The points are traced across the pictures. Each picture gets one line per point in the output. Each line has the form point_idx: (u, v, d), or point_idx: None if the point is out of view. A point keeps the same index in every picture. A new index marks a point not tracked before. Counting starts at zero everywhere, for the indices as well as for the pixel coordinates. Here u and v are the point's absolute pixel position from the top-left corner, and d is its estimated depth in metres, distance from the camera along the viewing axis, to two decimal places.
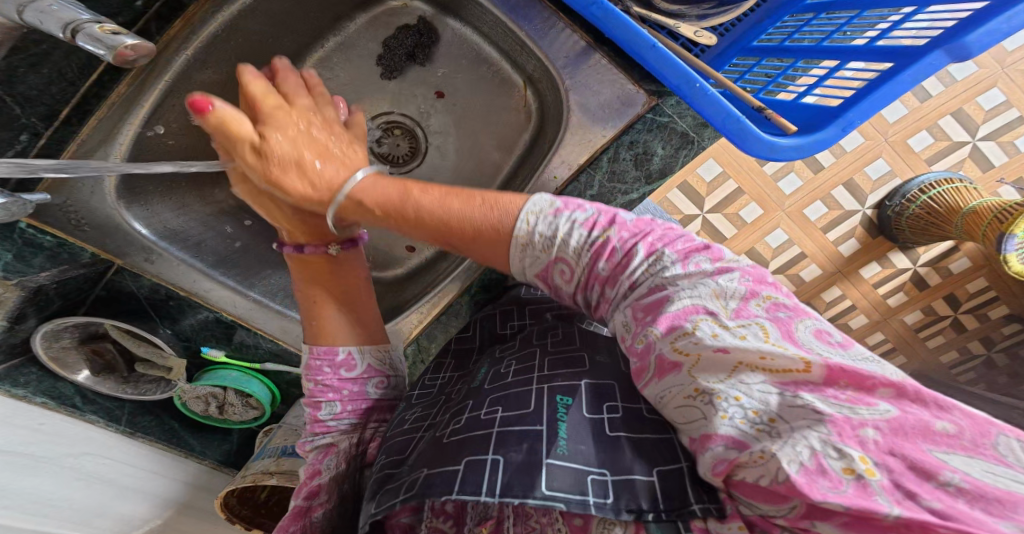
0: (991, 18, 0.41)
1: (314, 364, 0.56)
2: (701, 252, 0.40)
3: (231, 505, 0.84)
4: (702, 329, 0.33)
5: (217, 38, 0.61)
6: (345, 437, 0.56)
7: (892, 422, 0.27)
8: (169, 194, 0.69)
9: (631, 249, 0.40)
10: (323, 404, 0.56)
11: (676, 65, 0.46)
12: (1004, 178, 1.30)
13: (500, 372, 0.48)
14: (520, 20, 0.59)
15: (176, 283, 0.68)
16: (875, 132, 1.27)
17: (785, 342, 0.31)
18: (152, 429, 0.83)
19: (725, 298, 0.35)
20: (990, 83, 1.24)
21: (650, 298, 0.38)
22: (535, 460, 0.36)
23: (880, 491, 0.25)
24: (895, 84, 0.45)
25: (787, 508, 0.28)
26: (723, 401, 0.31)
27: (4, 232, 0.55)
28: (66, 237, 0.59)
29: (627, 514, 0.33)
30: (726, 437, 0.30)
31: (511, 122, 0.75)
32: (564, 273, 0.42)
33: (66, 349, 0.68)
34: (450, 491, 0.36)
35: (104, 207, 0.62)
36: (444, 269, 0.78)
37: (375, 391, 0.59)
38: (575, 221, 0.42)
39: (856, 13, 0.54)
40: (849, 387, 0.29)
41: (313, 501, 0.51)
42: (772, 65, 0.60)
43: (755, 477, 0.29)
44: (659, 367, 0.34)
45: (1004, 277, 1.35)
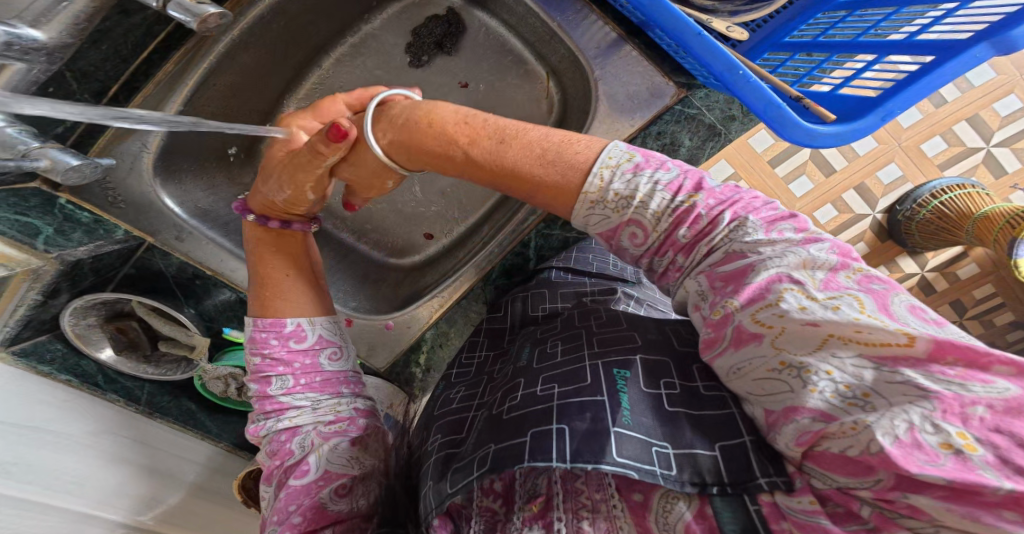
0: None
1: (258, 340, 0.53)
2: (786, 220, 0.41)
3: (248, 487, 0.84)
4: (788, 300, 0.33)
5: (260, 22, 0.62)
6: (306, 418, 0.51)
7: (1010, 401, 0.26)
8: (201, 174, 0.72)
9: (717, 216, 0.41)
10: (273, 378, 0.52)
11: (722, 54, 0.47)
12: (1018, 184, 1.30)
13: (547, 352, 0.50)
14: (553, 11, 0.60)
15: (202, 262, 0.68)
16: (889, 137, 1.28)
17: (880, 314, 0.31)
18: (170, 410, 0.85)
19: (814, 269, 0.35)
20: (1008, 89, 1.25)
21: (728, 267, 0.38)
22: (600, 428, 0.37)
23: (984, 465, 0.26)
24: (936, 77, 0.46)
25: (872, 481, 0.29)
26: (814, 375, 0.31)
27: (45, 208, 0.57)
28: (102, 213, 0.61)
29: (692, 486, 0.35)
30: (815, 410, 0.31)
31: (533, 113, 0.75)
32: (635, 235, 0.43)
33: (91, 327, 0.71)
34: (521, 460, 0.37)
35: (141, 186, 0.64)
36: (462, 256, 0.79)
37: (330, 362, 0.55)
38: (658, 179, 0.43)
39: (892, 10, 0.55)
40: (959, 363, 0.28)
41: (303, 479, 0.48)
42: (803, 60, 0.63)
43: (841, 447, 0.30)
44: (735, 338, 0.35)
45: (1012, 284, 1.36)
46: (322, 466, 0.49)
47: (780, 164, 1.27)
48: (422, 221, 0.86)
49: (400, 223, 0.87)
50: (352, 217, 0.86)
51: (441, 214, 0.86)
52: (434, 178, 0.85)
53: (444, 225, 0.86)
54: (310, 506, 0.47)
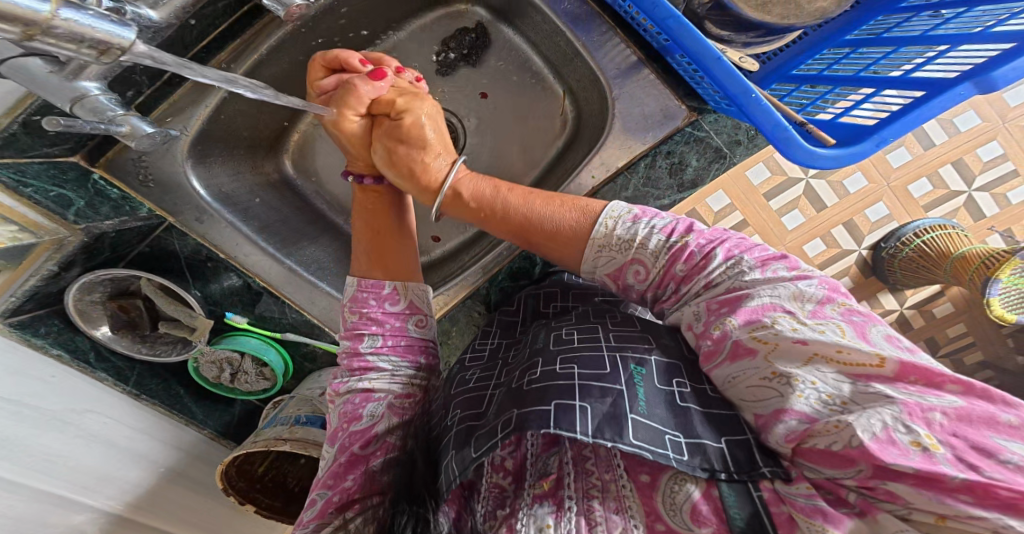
0: (1013, 59, 0.47)
1: (358, 299, 0.60)
2: (779, 262, 0.48)
3: (230, 475, 0.84)
4: (781, 323, 0.41)
5: (311, 20, 0.64)
6: (383, 384, 0.57)
7: (959, 410, 0.32)
8: (229, 160, 0.74)
9: (709, 253, 0.49)
10: (366, 336, 0.59)
11: (738, 77, 0.51)
12: (994, 227, 1.37)
13: (563, 337, 0.53)
14: (579, 31, 0.63)
15: (217, 245, 0.70)
16: (878, 176, 1.34)
17: (859, 340, 0.39)
18: (157, 393, 0.83)
19: (803, 301, 0.43)
20: (991, 136, 1.32)
21: (725, 294, 0.46)
22: (619, 412, 0.41)
23: (944, 460, 0.31)
24: (926, 110, 0.51)
25: (854, 471, 0.34)
26: (800, 383, 0.38)
27: (80, 181, 0.58)
28: (129, 191, 0.62)
29: (702, 472, 0.38)
30: (801, 412, 0.37)
31: (547, 128, 0.79)
32: (639, 272, 0.52)
33: (93, 303, 0.69)
34: (546, 425, 0.40)
35: (173, 167, 0.65)
36: (467, 259, 0.82)
37: (416, 329, 0.62)
38: (655, 225, 0.52)
39: (893, 49, 0.62)
40: (918, 381, 0.35)
41: (365, 446, 0.52)
42: (807, 92, 0.68)
43: (826, 443, 0.35)
44: (733, 351, 0.42)
45: (982, 324, 1.42)
46: (381, 433, 0.53)
47: (775, 198, 1.32)
48: (430, 224, 0.88)
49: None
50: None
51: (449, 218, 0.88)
52: None
53: (452, 228, 0.88)
54: (364, 471, 0.50)
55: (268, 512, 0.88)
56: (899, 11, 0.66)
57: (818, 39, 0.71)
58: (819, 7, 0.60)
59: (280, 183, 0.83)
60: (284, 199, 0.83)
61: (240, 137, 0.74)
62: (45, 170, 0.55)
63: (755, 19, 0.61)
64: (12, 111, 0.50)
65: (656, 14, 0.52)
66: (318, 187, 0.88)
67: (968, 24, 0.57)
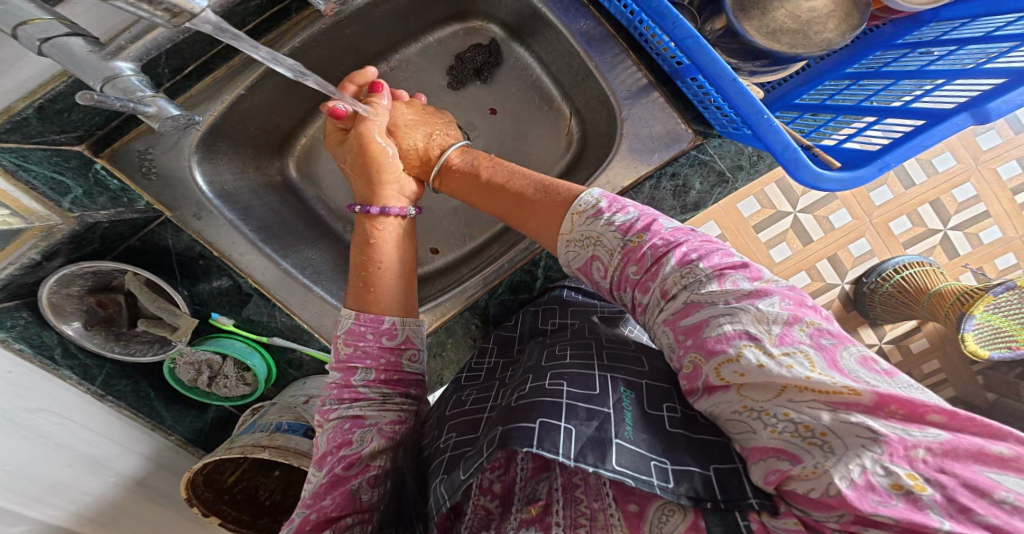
0: (1005, 93, 0.50)
1: (355, 331, 0.55)
2: (738, 270, 0.43)
3: (197, 483, 0.77)
4: (747, 356, 0.36)
5: (335, 24, 0.64)
6: (374, 411, 0.53)
7: (945, 444, 0.31)
8: (234, 157, 0.74)
9: (662, 256, 0.45)
10: (359, 369, 0.54)
11: (750, 98, 0.52)
12: (968, 265, 1.42)
13: (556, 353, 0.53)
14: (593, 51, 0.65)
15: (212, 243, 0.69)
16: (862, 213, 1.38)
17: (829, 370, 0.34)
18: (126, 395, 0.77)
19: (769, 325, 0.37)
20: (965, 177, 1.38)
21: (687, 319, 0.41)
22: (604, 437, 0.40)
23: (932, 505, 0.30)
24: (927, 137, 0.53)
25: (835, 517, 0.32)
26: (772, 417, 0.35)
27: (82, 170, 0.60)
28: (130, 183, 0.64)
29: (687, 499, 0.37)
30: (778, 449, 0.34)
31: (552, 146, 0.80)
32: (600, 269, 0.49)
33: (70, 297, 0.66)
34: (529, 444, 0.39)
35: (178, 162, 0.66)
36: (465, 272, 0.81)
37: (409, 364, 0.58)
38: (615, 221, 0.48)
39: (891, 82, 0.65)
40: (901, 410, 0.32)
41: (348, 469, 0.49)
42: (810, 119, 0.71)
43: (805, 489, 0.33)
44: (706, 389, 0.39)
45: (955, 362, 1.46)
46: (366, 460, 0.50)
47: (764, 230, 1.36)
48: (429, 236, 0.88)
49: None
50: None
51: (448, 231, 0.88)
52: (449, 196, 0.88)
53: (450, 242, 0.88)
54: (344, 494, 0.47)
55: (234, 526, 0.82)
56: (895, 48, 0.71)
57: (820, 71, 0.76)
58: (825, 39, 0.62)
59: (283, 186, 0.83)
60: (284, 201, 0.82)
61: (246, 137, 0.74)
62: (46, 157, 0.55)
63: (765, 48, 0.63)
64: (30, 95, 0.49)
65: (675, 34, 0.53)
66: (318, 193, 0.87)
67: (958, 61, 0.60)
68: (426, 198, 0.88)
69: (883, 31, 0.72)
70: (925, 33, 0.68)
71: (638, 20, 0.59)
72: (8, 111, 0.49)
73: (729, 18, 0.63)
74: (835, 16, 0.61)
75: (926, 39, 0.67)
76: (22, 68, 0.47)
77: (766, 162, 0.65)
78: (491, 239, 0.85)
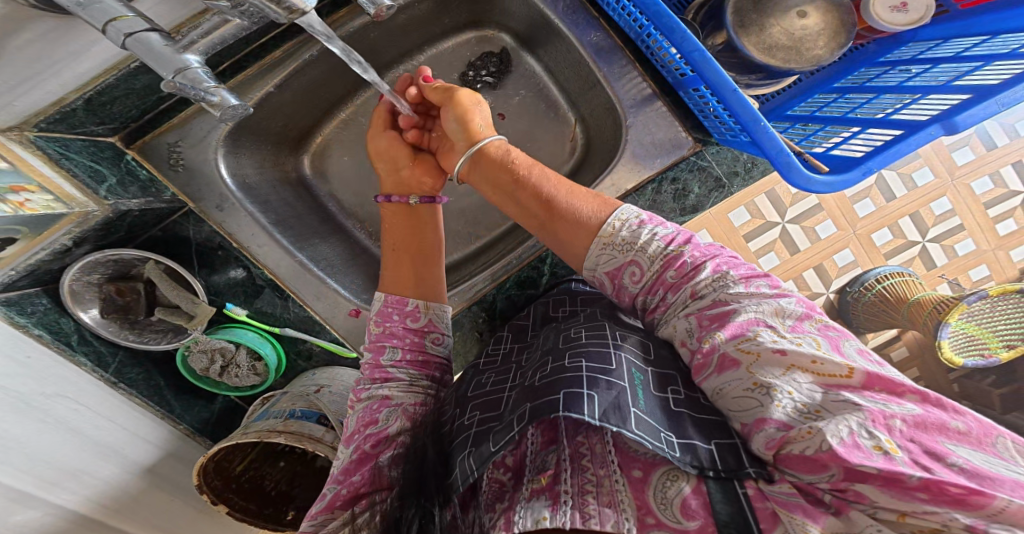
0: (972, 106, 0.56)
1: (383, 313, 0.62)
2: (763, 279, 0.49)
3: (207, 471, 0.78)
4: (764, 335, 0.43)
5: (361, 29, 0.68)
6: (401, 392, 0.58)
7: (916, 417, 0.37)
8: (253, 153, 0.77)
9: (699, 265, 0.51)
10: (387, 348, 0.60)
11: (748, 106, 0.56)
12: (945, 275, 1.49)
13: (572, 335, 0.57)
14: (602, 62, 0.69)
15: (232, 234, 0.72)
16: (846, 224, 1.45)
17: (833, 353, 0.42)
18: (137, 383, 0.76)
19: (784, 317, 0.45)
20: (942, 192, 1.45)
21: (713, 310, 0.48)
22: (622, 404, 0.44)
23: (903, 462, 0.34)
24: (904, 145, 0.58)
25: (827, 475, 0.37)
26: (778, 393, 0.41)
27: (115, 160, 0.64)
28: (157, 174, 0.67)
29: (692, 467, 0.41)
30: (778, 420, 0.40)
31: (557, 150, 0.84)
32: (634, 274, 0.53)
33: (89, 284, 0.66)
34: (557, 410, 0.42)
35: (204, 156, 0.69)
36: (473, 270, 0.85)
37: (431, 346, 0.62)
38: (657, 233, 0.53)
39: (874, 96, 0.71)
40: (883, 390, 0.39)
41: (376, 445, 0.52)
42: (799, 129, 0.77)
43: (801, 448, 0.38)
44: (719, 364, 0.45)
45: (933, 370, 1.52)
46: (392, 436, 0.53)
47: (753, 239, 1.42)
48: None
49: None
50: (370, 219, 0.92)
51: (455, 230, 0.91)
52: (458, 196, 0.91)
53: (457, 241, 0.91)
54: (370, 468, 0.51)
55: (241, 515, 0.83)
56: (878, 65, 0.76)
57: (811, 85, 0.81)
58: (815, 55, 0.67)
59: (297, 181, 0.86)
60: (298, 197, 0.85)
61: (267, 133, 0.77)
62: (85, 147, 0.60)
63: (760, 63, 0.68)
64: (81, 88, 0.55)
65: (682, 47, 0.57)
66: (331, 190, 0.90)
67: (933, 78, 0.66)
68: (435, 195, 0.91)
69: (867, 49, 0.78)
70: (905, 52, 0.74)
71: (645, 33, 0.64)
72: (61, 102, 0.54)
73: (729, 33, 0.68)
74: (824, 34, 0.67)
75: (906, 59, 0.73)
76: (83, 62, 0.52)
77: (760, 169, 0.70)
78: (498, 238, 0.89)
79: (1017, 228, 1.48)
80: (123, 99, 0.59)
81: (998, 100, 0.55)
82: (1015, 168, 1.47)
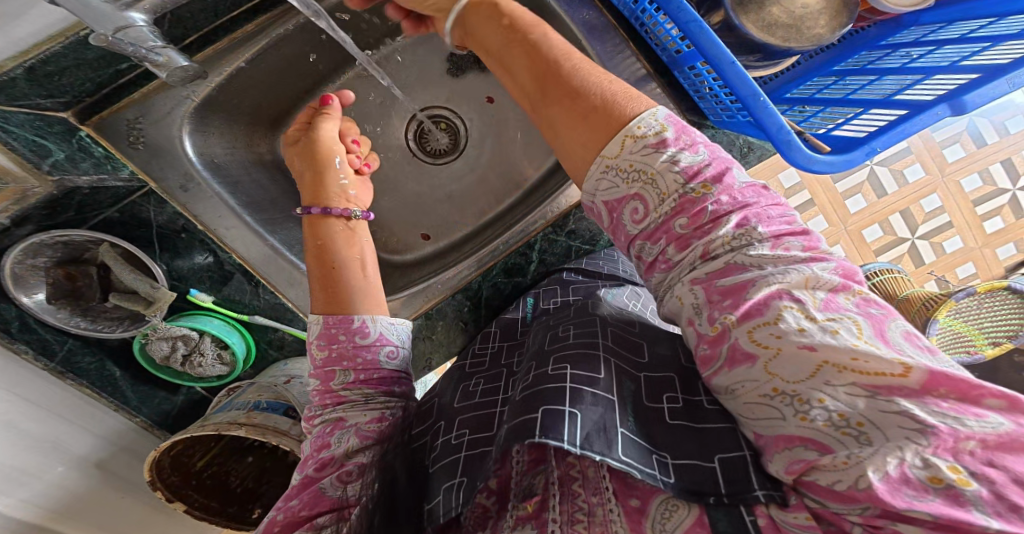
0: (980, 86, 0.54)
1: (327, 335, 0.56)
2: (795, 236, 0.39)
3: (162, 466, 0.73)
4: (788, 319, 0.34)
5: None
6: (357, 412, 0.53)
7: (1002, 436, 0.30)
8: (226, 132, 0.72)
9: (722, 216, 0.39)
10: (336, 372, 0.55)
11: (748, 81, 0.53)
12: (935, 272, 1.48)
13: (559, 335, 0.55)
14: (594, 40, 0.65)
15: (196, 217, 0.67)
16: (837, 220, 1.46)
17: (877, 342, 0.33)
18: (88, 373, 0.72)
19: (813, 289, 0.36)
20: (932, 189, 1.45)
21: (726, 280, 0.37)
22: (608, 425, 0.41)
23: (975, 502, 0.29)
24: (909, 125, 0.56)
25: (859, 508, 0.32)
26: (807, 404, 0.33)
27: (63, 135, 0.57)
28: (115, 151, 0.61)
29: (690, 495, 0.39)
30: (805, 438, 0.34)
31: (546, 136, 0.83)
32: (636, 211, 0.41)
33: (34, 269, 0.60)
34: (534, 434, 0.39)
35: (168, 131, 0.64)
36: (452, 259, 0.82)
37: (387, 361, 0.57)
38: (679, 158, 0.40)
39: (875, 78, 0.69)
40: (955, 397, 0.31)
41: (324, 469, 0.48)
42: (798, 112, 0.75)
43: (831, 480, 0.33)
44: (730, 358, 0.37)
45: None
46: (342, 458, 0.49)
47: None
48: (420, 222, 0.87)
49: (398, 219, 0.87)
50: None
51: (441, 217, 0.87)
52: (443, 182, 0.87)
53: (441, 228, 0.87)
54: (315, 494, 0.46)
55: (200, 513, 0.79)
56: (879, 49, 0.74)
57: (808, 69, 0.78)
58: (817, 34, 0.64)
59: (273, 164, 0.80)
60: (273, 181, 0.80)
61: (238, 112, 0.72)
62: (28, 120, 0.53)
63: (759, 42, 0.65)
64: (20, 56, 0.49)
65: (679, 16, 0.53)
66: None
67: (937, 59, 0.64)
68: (419, 180, 0.87)
69: (868, 33, 0.75)
70: (907, 35, 0.71)
71: (641, 9, 0.61)
72: None
73: (726, 11, 0.64)
74: (826, 13, 0.63)
75: (908, 41, 0.70)
76: (20, 25, 0.47)
77: (756, 154, 0.69)
78: (481, 230, 0.85)
79: (1004, 226, 1.47)
80: (73, 70, 0.54)
81: (1007, 81, 0.53)
82: (1004, 164, 1.46)
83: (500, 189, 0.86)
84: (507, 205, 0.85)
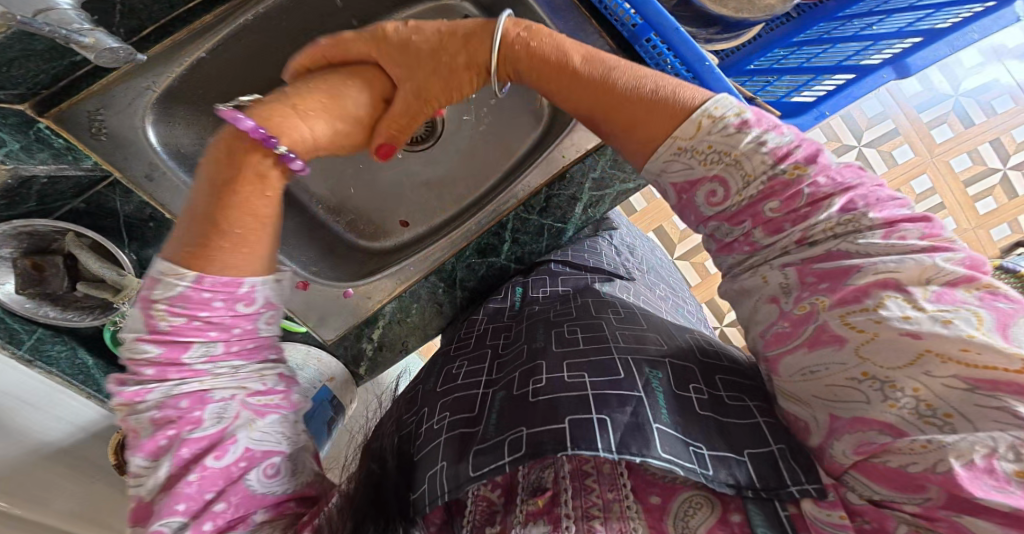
0: (920, 50, 0.61)
1: (193, 299, 0.39)
2: (915, 222, 0.39)
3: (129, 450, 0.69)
4: (890, 307, 0.36)
5: None
6: (232, 385, 0.41)
7: None
8: (194, 121, 0.67)
9: (825, 199, 0.41)
10: (195, 344, 0.40)
11: (692, 47, 0.58)
12: None
13: (566, 337, 0.56)
14: (557, 18, 0.63)
15: (164, 206, 0.65)
16: None
17: (996, 334, 0.33)
18: (57, 361, 0.66)
19: (928, 281, 0.36)
20: (921, 169, 1.46)
21: (827, 264, 0.39)
22: (641, 423, 0.43)
23: None
24: (855, 88, 0.63)
25: (923, 498, 0.34)
26: (897, 391, 0.35)
27: (20, 126, 0.53)
28: (76, 143, 0.57)
29: (728, 487, 0.40)
30: (886, 424, 0.36)
31: (524, 123, 0.77)
32: (714, 193, 0.44)
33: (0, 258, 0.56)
34: (564, 448, 0.41)
35: (131, 123, 0.59)
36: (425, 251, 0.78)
37: (267, 327, 0.45)
38: (766, 140, 0.43)
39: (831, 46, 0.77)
40: None
41: (222, 460, 0.37)
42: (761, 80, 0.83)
43: (903, 463, 0.34)
44: (813, 338, 0.39)
45: None
46: (245, 445, 0.39)
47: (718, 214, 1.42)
48: (395, 208, 0.83)
49: (371, 207, 0.83)
50: (327, 194, 0.81)
51: (416, 204, 0.83)
52: (417, 171, 0.82)
53: (419, 216, 0.83)
54: (239, 491, 0.37)
55: None
56: (836, 20, 0.86)
57: (770, 41, 0.91)
58: (767, 5, 0.74)
59: None
60: None
61: (208, 103, 0.67)
62: None
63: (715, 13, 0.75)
64: None
65: None
66: None
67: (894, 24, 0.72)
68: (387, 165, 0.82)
69: (827, 7, 0.88)
70: (862, 6, 0.83)
71: None
72: None
73: None
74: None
75: None
76: None
77: None
78: (457, 216, 0.82)
79: (997, 206, 1.45)
80: (23, 61, 0.48)
81: (926, 54, 0.61)
82: (993, 145, 1.46)
83: (476, 177, 0.81)
84: (484, 192, 0.81)
